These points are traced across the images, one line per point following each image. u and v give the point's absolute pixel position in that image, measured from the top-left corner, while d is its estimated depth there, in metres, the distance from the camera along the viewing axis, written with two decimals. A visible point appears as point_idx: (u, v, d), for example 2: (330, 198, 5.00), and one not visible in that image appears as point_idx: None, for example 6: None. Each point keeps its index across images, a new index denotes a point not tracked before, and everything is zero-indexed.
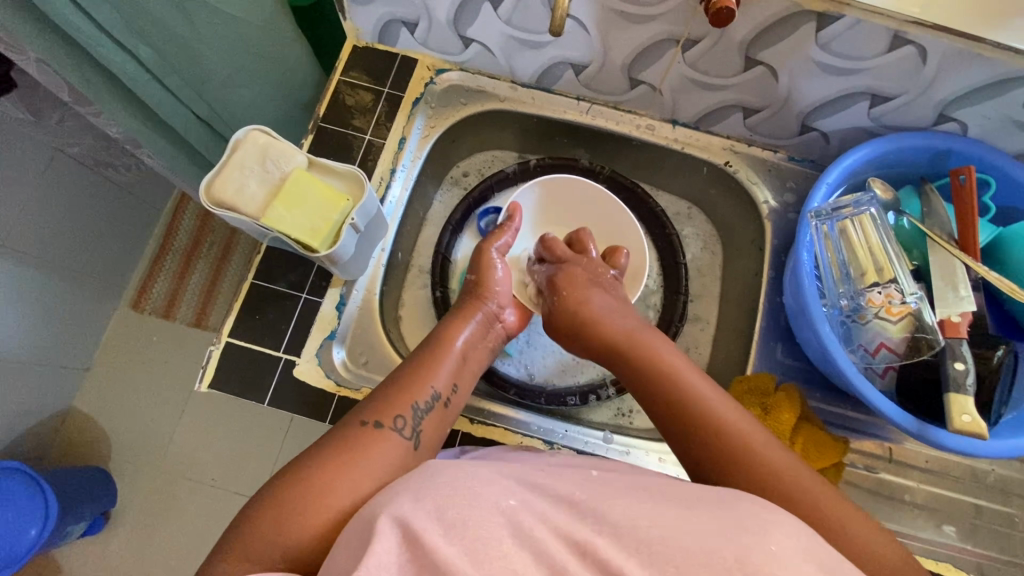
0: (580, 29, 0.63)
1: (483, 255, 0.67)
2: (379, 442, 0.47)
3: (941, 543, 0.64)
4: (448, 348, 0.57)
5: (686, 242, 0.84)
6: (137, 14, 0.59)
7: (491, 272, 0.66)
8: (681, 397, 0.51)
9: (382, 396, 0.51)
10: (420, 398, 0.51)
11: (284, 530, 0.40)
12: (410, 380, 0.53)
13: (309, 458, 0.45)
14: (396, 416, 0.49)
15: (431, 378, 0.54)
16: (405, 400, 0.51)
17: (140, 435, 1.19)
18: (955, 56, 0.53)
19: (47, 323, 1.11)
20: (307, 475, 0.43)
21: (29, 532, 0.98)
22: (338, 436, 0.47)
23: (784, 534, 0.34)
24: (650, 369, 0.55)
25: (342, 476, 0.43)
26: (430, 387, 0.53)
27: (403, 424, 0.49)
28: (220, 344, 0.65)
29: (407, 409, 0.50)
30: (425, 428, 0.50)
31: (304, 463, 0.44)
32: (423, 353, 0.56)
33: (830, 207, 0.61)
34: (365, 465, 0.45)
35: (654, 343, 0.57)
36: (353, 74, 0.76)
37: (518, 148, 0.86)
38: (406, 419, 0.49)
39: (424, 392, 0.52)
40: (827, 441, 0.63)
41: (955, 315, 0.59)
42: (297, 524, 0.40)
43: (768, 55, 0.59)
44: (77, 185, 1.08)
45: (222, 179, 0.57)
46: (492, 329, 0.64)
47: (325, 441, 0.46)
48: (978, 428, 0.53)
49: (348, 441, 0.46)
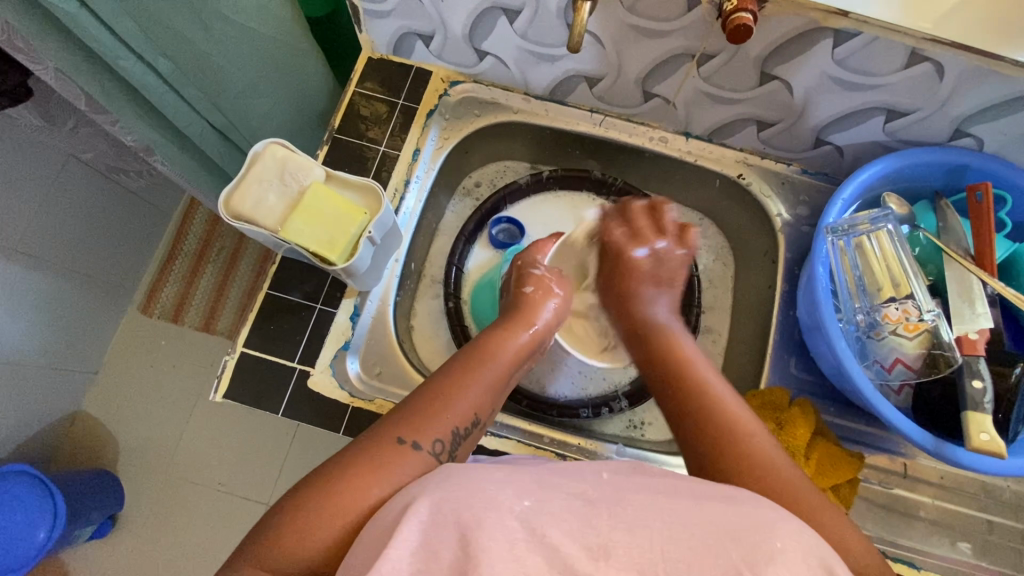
0: (595, 43, 0.63)
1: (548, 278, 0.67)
2: (412, 461, 0.45)
3: (955, 559, 0.64)
4: (493, 359, 0.57)
5: (698, 254, 0.84)
6: (157, 26, 0.59)
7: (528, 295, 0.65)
8: (715, 397, 0.52)
9: (422, 412, 0.49)
10: (461, 421, 0.50)
11: (312, 543, 0.40)
12: (451, 395, 0.51)
13: (340, 470, 0.43)
14: (436, 439, 0.48)
15: (473, 400, 0.52)
16: (448, 423, 0.49)
17: (150, 439, 1.20)
18: (972, 72, 0.53)
19: (58, 327, 1.11)
20: (339, 490, 0.42)
21: (38, 534, 0.99)
22: (374, 449, 0.45)
23: (801, 544, 0.34)
24: (680, 362, 0.57)
25: (374, 493, 0.42)
26: (471, 411, 0.52)
27: (440, 449, 0.48)
28: (235, 353, 0.65)
29: (447, 434, 0.49)
30: (458, 455, 0.49)
31: (336, 474, 0.43)
32: (465, 362, 0.55)
33: (847, 223, 0.62)
34: (394, 480, 0.43)
35: (685, 341, 0.61)
36: (368, 85, 0.76)
37: (530, 159, 0.86)
38: (444, 444, 0.48)
39: (466, 415, 0.51)
40: (842, 456, 0.63)
41: (972, 332, 0.59)
42: (323, 540, 0.40)
43: (783, 70, 0.60)
44: (90, 191, 1.08)
45: (241, 192, 0.58)
46: (540, 344, 0.63)
47: (359, 451, 0.45)
48: (995, 447, 0.53)
49: (383, 455, 0.45)
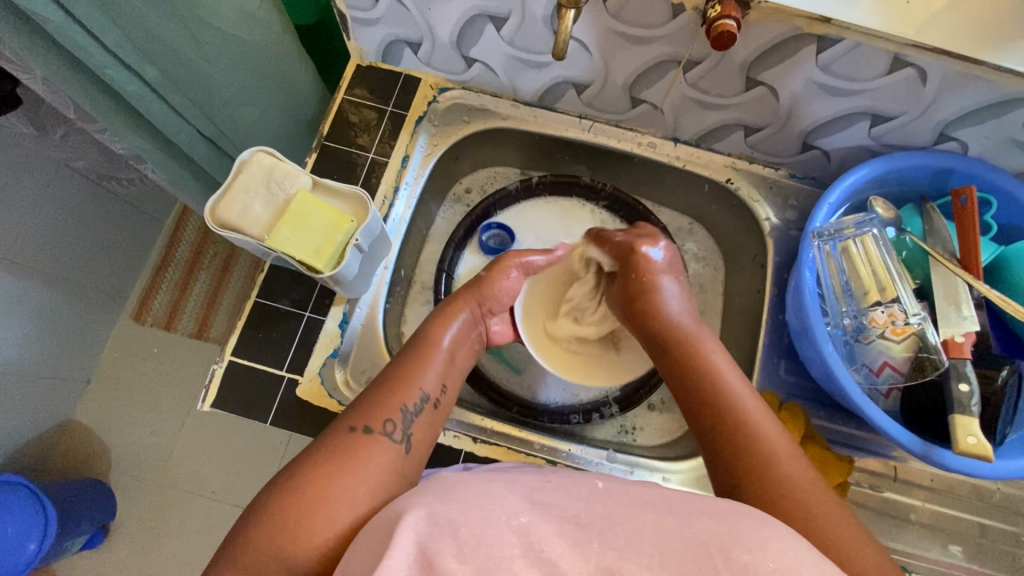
0: (583, 50, 0.64)
1: (504, 258, 0.67)
2: (369, 448, 0.45)
3: (947, 563, 0.64)
4: (435, 345, 0.57)
5: (688, 258, 0.84)
6: (143, 35, 0.59)
7: (504, 273, 0.66)
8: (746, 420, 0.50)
9: (368, 401, 0.49)
10: (409, 401, 0.50)
11: (286, 542, 0.39)
12: (396, 380, 0.52)
13: (298, 469, 0.43)
14: (386, 420, 0.48)
15: (419, 379, 0.53)
16: (393, 403, 0.49)
17: (142, 448, 1.19)
18: (955, 77, 0.53)
19: (48, 336, 1.11)
20: (298, 487, 0.41)
21: (27, 546, 0.97)
22: (327, 444, 0.45)
23: (782, 545, 0.34)
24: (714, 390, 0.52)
25: (334, 484, 0.42)
26: (418, 389, 0.52)
27: (393, 429, 0.48)
28: (224, 362, 0.65)
29: (397, 413, 0.49)
30: (415, 432, 0.49)
31: (294, 474, 0.43)
32: (408, 352, 0.56)
33: (833, 228, 0.62)
34: (357, 470, 0.43)
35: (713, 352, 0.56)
36: (357, 92, 0.76)
37: (520, 165, 0.86)
38: (397, 423, 0.48)
39: (413, 395, 0.51)
40: (831, 460, 0.63)
41: (958, 335, 0.59)
42: (292, 537, 0.39)
43: (769, 76, 0.60)
44: (81, 199, 1.08)
45: (227, 201, 0.58)
46: (479, 325, 0.64)
47: (312, 453, 0.45)
48: (983, 451, 0.53)
49: (338, 449, 0.45)
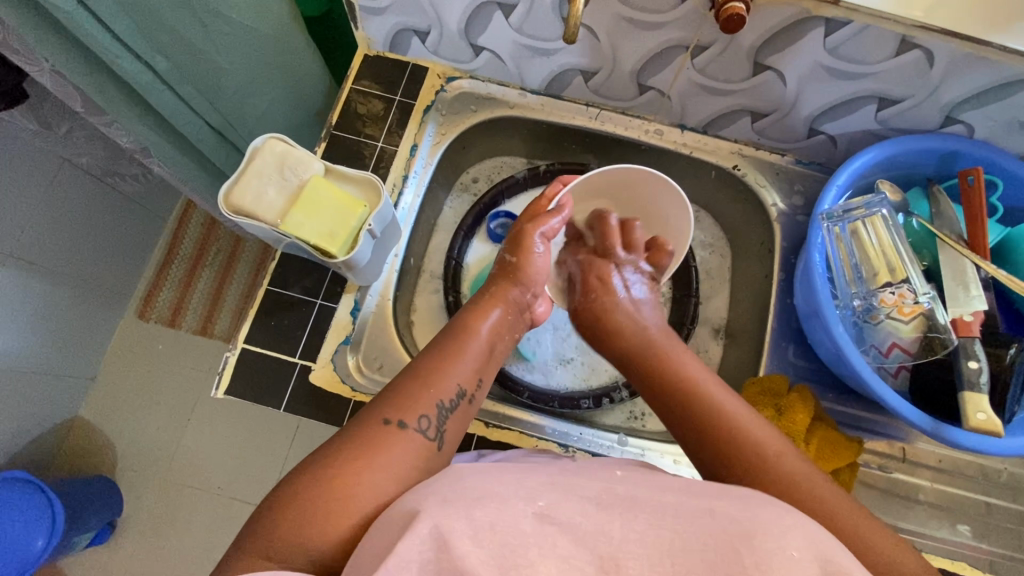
0: (591, 36, 0.64)
1: (525, 237, 0.63)
2: (402, 441, 0.46)
3: (956, 542, 0.65)
4: (472, 336, 0.56)
5: (695, 246, 0.85)
6: (153, 24, 0.60)
7: (530, 255, 0.64)
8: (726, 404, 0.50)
9: (404, 392, 0.49)
10: (445, 396, 0.50)
11: (308, 533, 0.39)
12: (435, 374, 0.51)
13: (329, 454, 0.44)
14: (421, 415, 0.48)
15: (456, 373, 0.52)
16: (431, 398, 0.49)
17: (147, 444, 1.20)
18: (960, 59, 0.53)
19: (54, 332, 1.11)
20: (328, 476, 0.42)
21: (36, 542, 0.98)
22: (360, 434, 0.45)
23: (798, 525, 0.35)
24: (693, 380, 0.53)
25: (362, 475, 0.42)
26: (454, 383, 0.52)
27: (427, 424, 0.48)
28: (236, 350, 0.65)
29: (432, 409, 0.49)
30: (448, 428, 0.49)
31: (323, 464, 0.43)
32: (446, 343, 0.55)
33: (842, 209, 0.63)
34: (387, 465, 0.44)
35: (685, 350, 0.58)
36: (365, 82, 0.77)
37: (527, 154, 0.86)
38: (431, 419, 0.48)
39: (449, 390, 0.51)
40: (842, 441, 0.64)
41: (967, 314, 0.59)
42: (321, 528, 0.39)
43: (777, 60, 0.60)
44: (85, 195, 1.08)
45: (240, 188, 0.58)
46: (521, 316, 0.63)
47: (347, 439, 0.45)
48: (992, 426, 0.54)
49: (369, 440, 0.45)
